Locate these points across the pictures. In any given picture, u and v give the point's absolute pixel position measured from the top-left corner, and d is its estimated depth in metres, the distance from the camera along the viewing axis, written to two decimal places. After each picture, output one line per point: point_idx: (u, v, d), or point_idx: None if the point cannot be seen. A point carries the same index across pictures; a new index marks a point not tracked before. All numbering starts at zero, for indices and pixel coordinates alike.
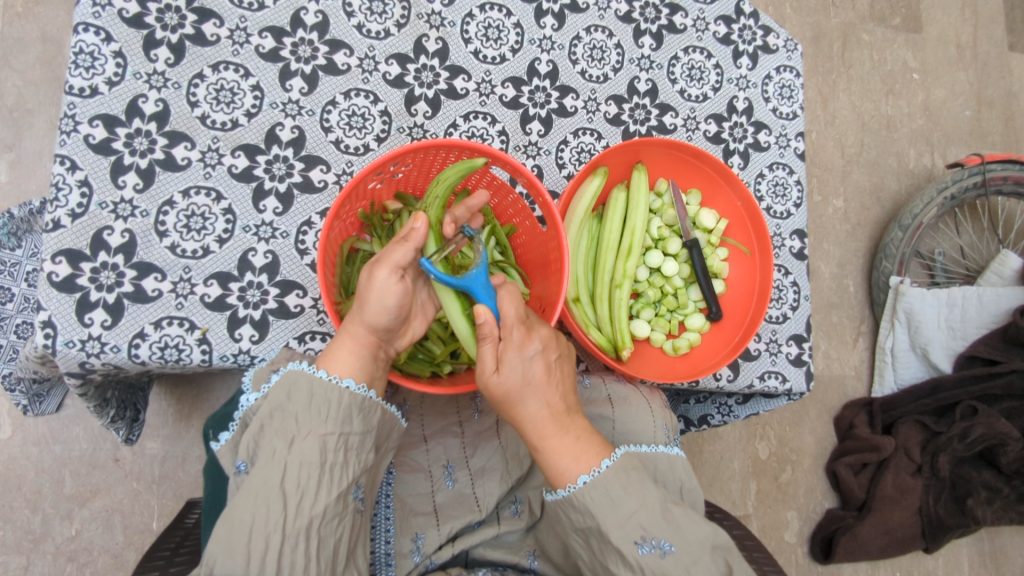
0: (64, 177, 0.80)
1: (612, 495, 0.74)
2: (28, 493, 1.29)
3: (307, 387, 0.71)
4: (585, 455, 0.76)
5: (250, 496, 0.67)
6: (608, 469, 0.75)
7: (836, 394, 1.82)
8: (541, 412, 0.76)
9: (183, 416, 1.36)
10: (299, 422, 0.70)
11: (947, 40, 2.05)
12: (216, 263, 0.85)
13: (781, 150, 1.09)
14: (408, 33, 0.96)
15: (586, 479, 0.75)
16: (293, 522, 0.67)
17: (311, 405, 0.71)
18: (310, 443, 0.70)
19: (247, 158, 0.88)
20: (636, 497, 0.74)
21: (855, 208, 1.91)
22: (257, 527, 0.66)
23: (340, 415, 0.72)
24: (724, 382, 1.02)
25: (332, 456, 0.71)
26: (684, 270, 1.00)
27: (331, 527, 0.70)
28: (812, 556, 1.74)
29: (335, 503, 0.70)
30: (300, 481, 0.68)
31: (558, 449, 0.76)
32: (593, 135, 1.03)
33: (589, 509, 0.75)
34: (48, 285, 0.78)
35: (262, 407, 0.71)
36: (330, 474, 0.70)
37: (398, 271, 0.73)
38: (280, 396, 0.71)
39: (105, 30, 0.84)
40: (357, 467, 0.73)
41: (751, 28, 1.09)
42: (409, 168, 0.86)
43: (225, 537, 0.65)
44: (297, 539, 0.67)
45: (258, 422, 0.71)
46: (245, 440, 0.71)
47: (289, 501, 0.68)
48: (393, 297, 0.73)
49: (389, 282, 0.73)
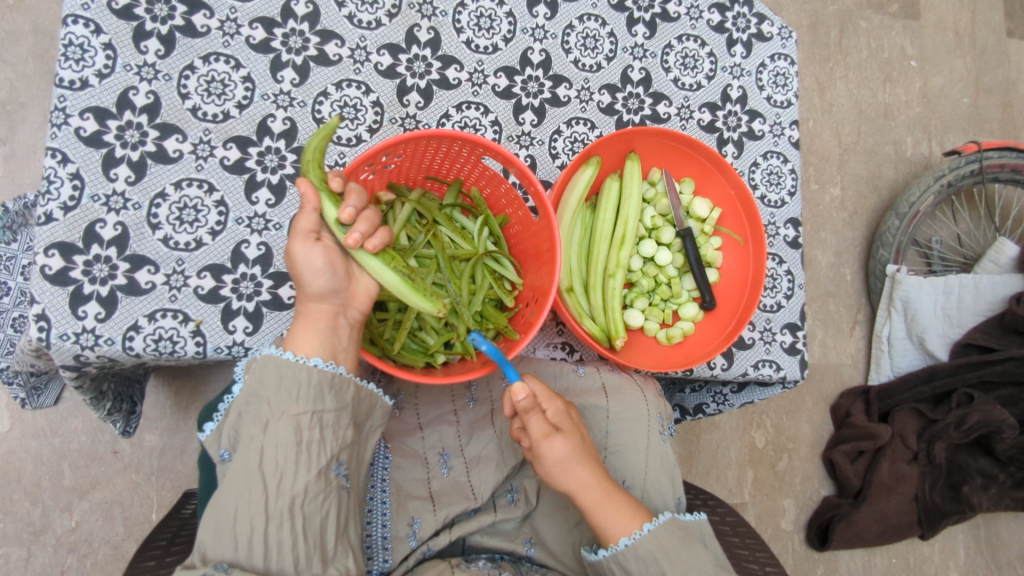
0: (56, 169, 0.80)
1: (667, 548, 0.80)
2: (29, 486, 1.30)
3: (275, 370, 0.72)
4: (635, 510, 0.82)
5: (232, 480, 0.68)
6: (664, 520, 0.82)
7: (832, 382, 1.83)
8: (591, 478, 0.81)
9: (180, 408, 1.36)
10: (272, 405, 0.71)
11: (945, 27, 2.04)
12: (209, 255, 0.85)
13: (775, 138, 1.08)
14: (399, 23, 0.96)
15: (649, 526, 0.81)
16: (275, 503, 0.68)
17: (280, 387, 0.72)
18: (284, 424, 0.70)
19: (239, 149, 0.88)
20: (687, 553, 0.80)
21: (852, 196, 1.90)
22: (241, 510, 0.67)
23: (311, 394, 0.72)
24: (718, 370, 1.02)
25: (306, 434, 0.71)
26: (678, 260, 1.01)
27: (316, 504, 0.71)
28: (808, 543, 1.75)
29: (316, 480, 0.71)
30: (278, 463, 0.69)
31: (617, 508, 0.81)
32: (586, 124, 1.03)
33: (648, 559, 0.79)
34: (42, 278, 0.78)
35: (238, 395, 0.72)
36: (308, 452, 0.71)
37: (310, 235, 0.74)
38: (253, 383, 0.72)
39: (94, 22, 0.83)
40: (335, 444, 0.73)
41: (745, 16, 1.08)
42: (401, 159, 0.86)
43: (225, 524, 0.66)
44: (281, 519, 0.68)
45: (236, 411, 0.72)
46: (226, 428, 0.72)
47: (269, 481, 0.69)
48: (317, 260, 0.73)
49: (306, 249, 0.73)
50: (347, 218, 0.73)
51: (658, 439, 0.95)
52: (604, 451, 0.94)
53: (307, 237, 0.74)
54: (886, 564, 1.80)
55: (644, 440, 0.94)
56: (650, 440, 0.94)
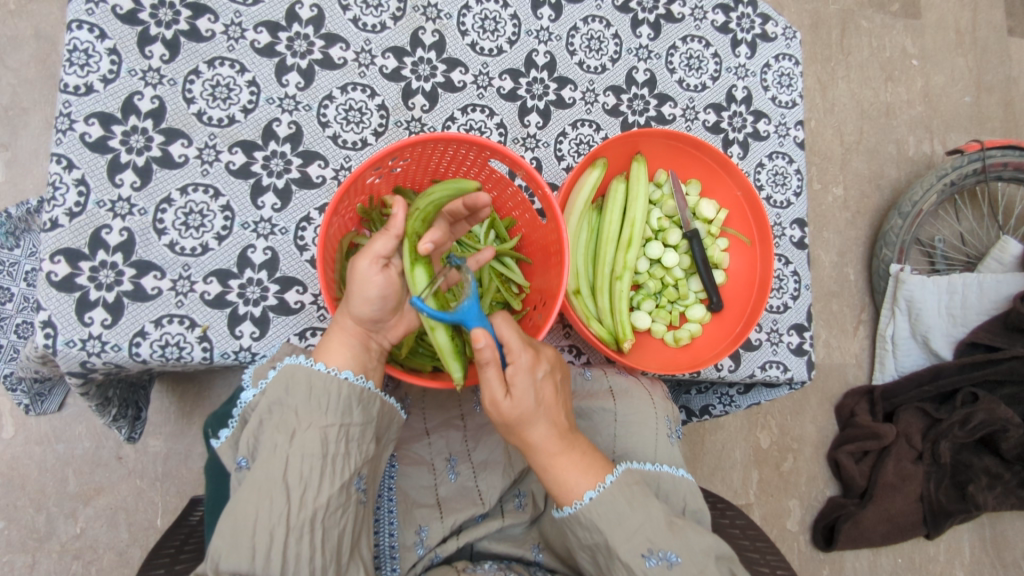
0: (61, 175, 0.80)
1: (619, 509, 0.76)
2: (33, 492, 1.30)
3: (305, 380, 0.72)
4: (587, 471, 0.78)
5: (254, 490, 0.67)
6: (613, 483, 0.77)
7: (837, 382, 1.82)
8: (544, 434, 0.76)
9: (185, 413, 1.36)
10: (299, 416, 0.71)
11: (946, 26, 2.03)
12: (216, 260, 0.85)
13: (780, 139, 1.08)
14: (404, 26, 0.95)
15: (592, 495, 0.76)
16: (297, 514, 0.68)
17: (311, 398, 0.72)
18: (312, 435, 0.70)
19: (244, 154, 0.88)
20: (641, 511, 0.76)
21: (854, 196, 1.90)
22: (261, 519, 0.66)
23: (340, 407, 0.73)
24: (725, 372, 1.02)
25: (334, 447, 0.71)
26: (684, 261, 1.00)
27: (335, 518, 0.70)
28: (814, 544, 1.75)
29: (339, 494, 0.70)
30: (303, 474, 0.69)
31: (566, 467, 0.77)
32: (591, 126, 1.02)
33: (597, 524, 0.76)
34: (48, 284, 0.77)
35: (261, 402, 0.72)
36: (333, 465, 0.70)
37: (378, 260, 0.74)
38: (277, 391, 0.72)
39: (99, 27, 0.83)
40: (359, 458, 0.73)
41: (750, 16, 1.08)
42: (408, 162, 0.86)
43: (235, 532, 0.66)
44: (302, 530, 0.68)
45: (258, 418, 0.71)
46: (246, 435, 0.71)
47: (292, 492, 0.68)
48: (375, 286, 0.74)
49: (369, 270, 0.74)
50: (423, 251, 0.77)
51: (667, 443, 0.95)
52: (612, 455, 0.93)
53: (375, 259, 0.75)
54: (892, 565, 1.79)
55: (652, 444, 0.93)
56: (658, 442, 0.94)
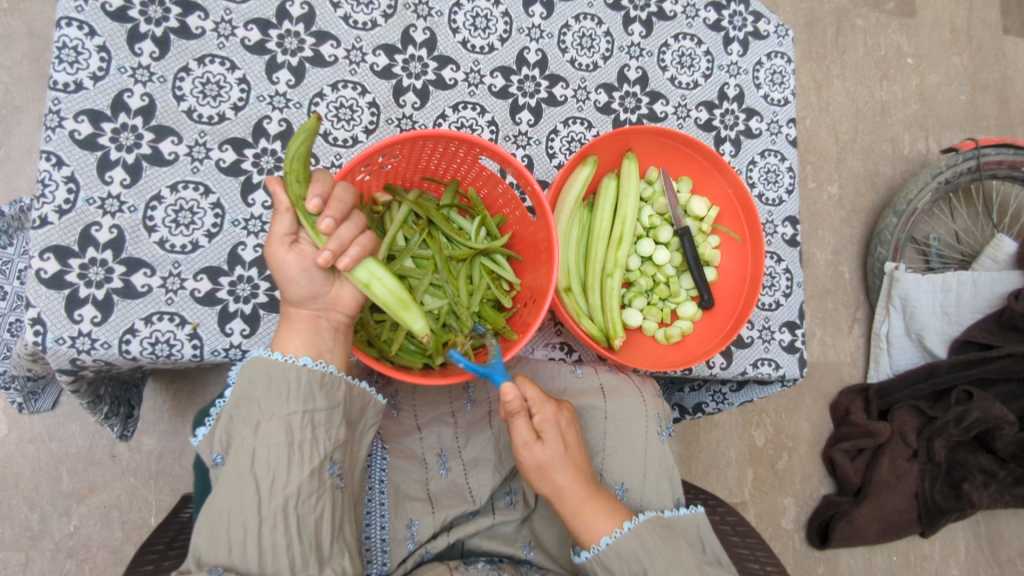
0: (50, 172, 0.80)
1: (647, 547, 0.79)
2: (26, 491, 1.30)
3: (264, 372, 0.71)
4: (615, 510, 0.81)
5: (226, 484, 0.68)
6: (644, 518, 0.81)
7: (831, 380, 1.83)
8: (570, 480, 0.80)
9: (179, 411, 1.36)
10: (262, 407, 0.70)
11: (941, 25, 2.04)
12: (206, 257, 0.85)
13: (772, 136, 1.08)
14: (395, 24, 0.95)
15: (630, 526, 0.80)
16: (268, 505, 0.68)
17: (272, 388, 0.71)
18: (275, 425, 0.70)
19: (234, 151, 0.88)
20: (672, 551, 0.79)
21: (849, 194, 1.90)
22: (235, 511, 0.67)
23: (302, 394, 0.72)
24: (717, 369, 1.02)
25: (299, 434, 0.71)
26: (676, 259, 1.00)
27: (309, 506, 0.70)
28: (808, 542, 1.75)
29: (310, 481, 0.70)
30: (270, 463, 0.69)
31: (597, 509, 0.80)
32: (583, 124, 1.02)
33: (627, 559, 0.78)
34: (37, 282, 0.77)
35: (227, 400, 0.71)
36: (299, 453, 0.70)
37: (285, 240, 0.73)
38: (242, 384, 0.71)
39: (88, 24, 0.83)
40: (328, 443, 0.73)
41: (742, 14, 1.08)
42: (397, 159, 0.86)
43: (214, 526, 0.66)
44: (275, 520, 0.68)
45: (225, 413, 0.71)
46: (216, 432, 0.70)
47: (261, 481, 0.68)
48: (291, 265, 0.73)
49: (281, 254, 0.73)
50: (326, 230, 0.71)
51: (656, 441, 0.95)
52: (602, 453, 0.93)
53: (282, 240, 0.74)
54: (887, 562, 1.80)
55: (641, 442, 0.94)
56: (650, 441, 0.94)
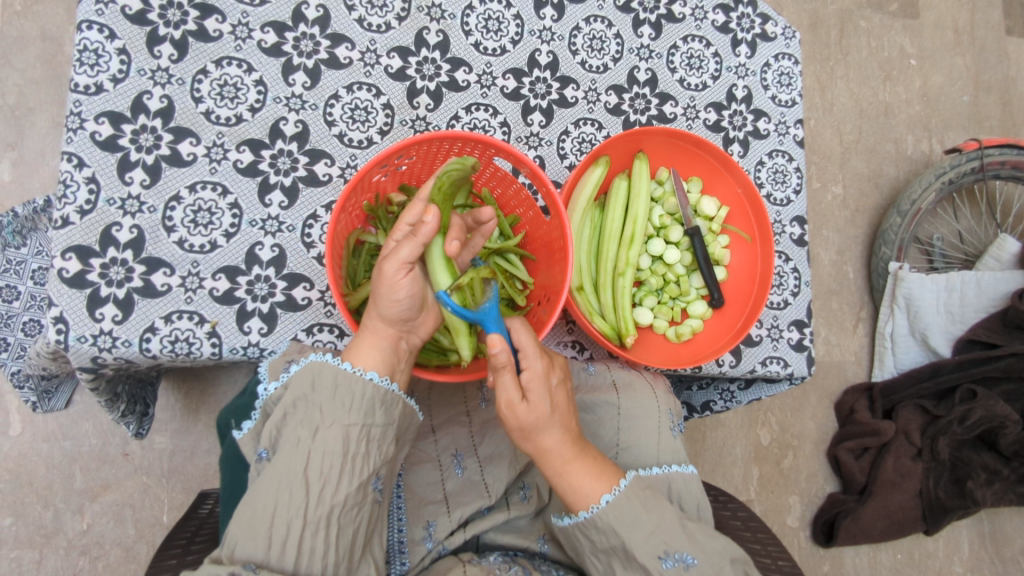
0: (72, 173, 0.81)
1: (634, 514, 0.78)
2: (40, 489, 1.31)
3: (331, 377, 0.73)
4: (600, 478, 0.80)
5: (272, 479, 0.68)
6: (626, 487, 0.79)
7: (836, 380, 1.84)
8: (557, 440, 0.78)
9: (190, 410, 1.37)
10: (323, 412, 0.72)
11: (944, 26, 2.05)
12: (224, 257, 0.86)
13: (780, 137, 1.10)
14: (409, 26, 0.97)
15: (609, 498, 0.78)
16: (314, 509, 0.69)
17: (335, 397, 0.73)
18: (334, 433, 0.71)
19: (251, 152, 0.89)
20: (655, 515, 0.78)
21: (853, 195, 1.92)
22: (279, 510, 0.68)
23: (364, 407, 0.73)
24: (726, 368, 1.03)
25: (355, 446, 0.72)
26: (686, 258, 1.01)
27: (350, 515, 0.71)
28: (814, 540, 1.76)
29: (356, 492, 0.72)
30: (324, 470, 0.70)
31: (579, 473, 0.79)
32: (594, 125, 1.03)
33: (612, 528, 0.78)
34: (59, 281, 0.79)
35: (285, 395, 0.73)
36: (353, 463, 0.72)
37: (405, 266, 0.73)
38: (303, 386, 0.73)
39: (108, 27, 0.84)
40: (378, 458, 0.74)
41: (749, 16, 1.09)
42: (413, 160, 0.87)
43: (251, 519, 0.67)
44: (317, 526, 0.69)
45: (282, 411, 0.72)
46: (268, 427, 0.72)
47: (311, 486, 0.69)
48: (403, 289, 0.74)
49: (398, 278, 0.73)
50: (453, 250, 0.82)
51: (669, 436, 0.96)
52: (615, 448, 0.95)
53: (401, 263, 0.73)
54: (892, 560, 1.81)
55: (654, 438, 0.95)
56: (662, 437, 0.95)
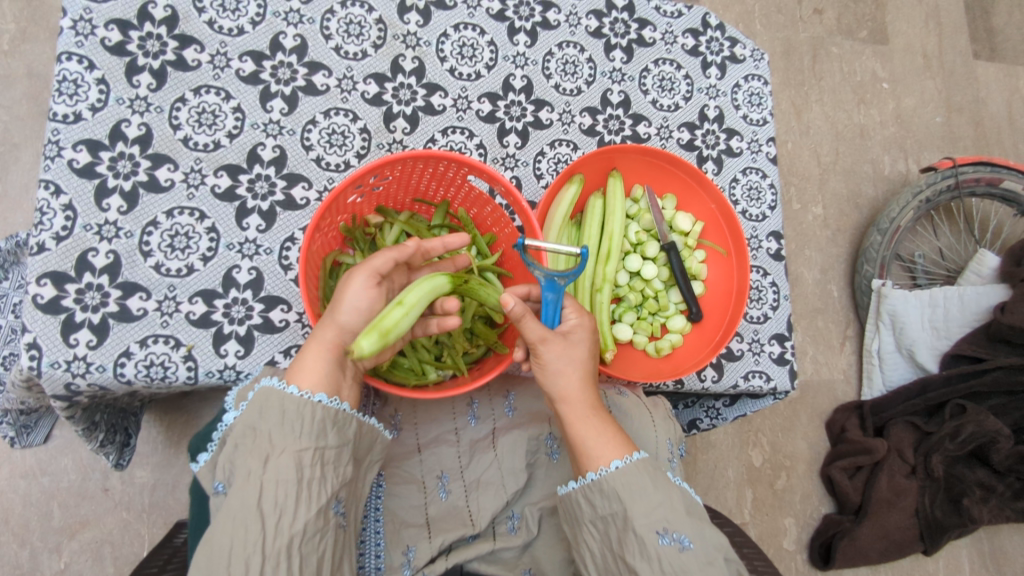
0: (48, 201, 0.82)
1: (642, 485, 0.76)
2: (16, 527, 1.28)
3: (277, 404, 0.72)
4: (611, 445, 0.79)
5: (227, 518, 0.66)
6: (638, 459, 0.78)
7: (826, 399, 1.84)
8: (580, 386, 0.80)
9: (173, 443, 1.35)
10: (272, 441, 0.70)
11: (914, 51, 2.11)
12: (201, 280, 0.86)
13: (753, 155, 1.12)
14: (385, 53, 0.99)
15: (620, 464, 0.77)
16: (272, 543, 0.66)
17: (283, 422, 0.71)
18: (285, 460, 0.69)
19: (229, 177, 0.90)
20: (664, 493, 0.76)
21: (834, 214, 1.94)
22: (236, 548, 0.65)
23: (314, 431, 0.72)
24: (709, 383, 1.03)
25: (308, 472, 0.70)
26: (663, 273, 1.03)
27: (313, 544, 0.69)
28: (811, 563, 1.73)
29: (316, 519, 0.69)
30: (278, 500, 0.68)
31: (592, 431, 0.80)
32: (569, 146, 1.06)
33: (618, 494, 0.76)
34: (33, 307, 0.78)
35: (234, 429, 0.71)
36: (308, 490, 0.69)
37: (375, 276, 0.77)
38: (252, 415, 0.72)
39: (88, 58, 0.86)
40: (335, 481, 0.73)
41: (718, 40, 1.12)
42: (389, 181, 0.89)
43: (208, 561, 0.64)
44: (278, 559, 0.66)
45: (232, 443, 0.71)
46: (221, 460, 0.70)
47: (267, 519, 0.67)
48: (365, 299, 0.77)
49: (363, 288, 0.77)
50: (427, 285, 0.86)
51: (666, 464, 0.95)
52: None
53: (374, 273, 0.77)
54: None
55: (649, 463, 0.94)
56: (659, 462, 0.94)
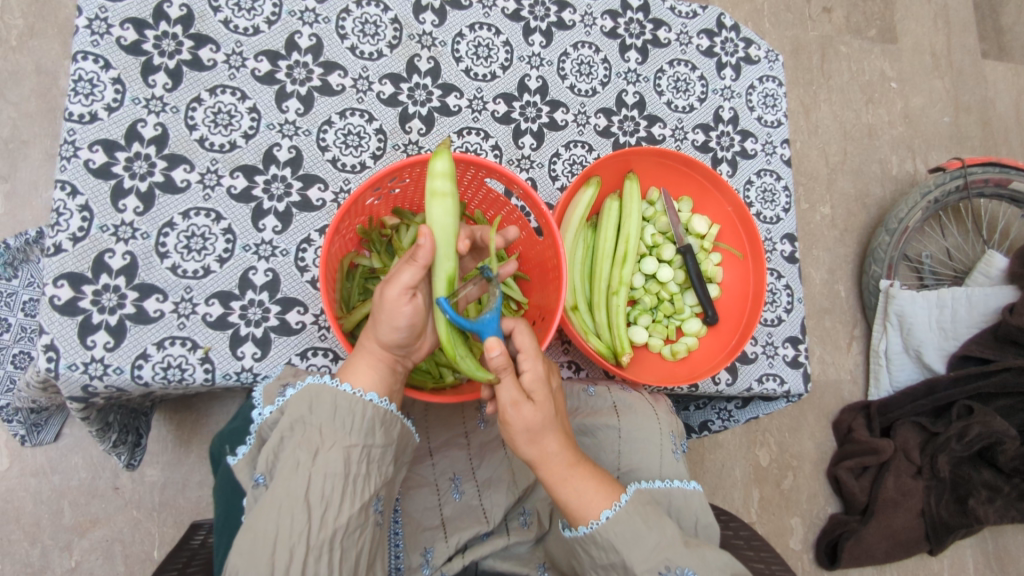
0: (65, 202, 0.81)
1: (635, 529, 0.76)
2: (26, 525, 1.27)
3: (330, 399, 0.72)
4: (599, 491, 0.78)
5: (273, 505, 0.66)
6: (627, 502, 0.77)
7: (833, 399, 1.84)
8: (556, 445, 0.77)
9: (182, 441, 1.35)
10: (322, 434, 0.70)
11: (922, 50, 2.10)
12: (217, 282, 0.86)
13: (767, 157, 1.11)
14: (401, 54, 0.98)
15: (609, 514, 0.76)
16: (317, 534, 0.67)
17: (335, 417, 0.71)
18: (335, 454, 0.70)
19: (245, 178, 0.90)
20: (658, 531, 0.76)
21: (842, 214, 1.94)
22: (282, 534, 0.66)
23: (364, 428, 0.73)
24: (723, 386, 1.03)
25: (356, 467, 0.71)
26: (679, 276, 1.03)
27: (354, 538, 0.70)
28: (818, 563, 1.73)
29: (358, 514, 0.70)
30: (325, 493, 0.68)
31: (579, 482, 0.78)
32: (584, 147, 1.05)
33: (614, 545, 0.76)
34: (51, 309, 0.78)
35: (282, 420, 0.71)
36: (354, 485, 0.70)
37: (407, 291, 0.72)
38: (300, 408, 0.71)
39: (103, 57, 0.85)
40: (379, 480, 0.73)
41: (733, 40, 1.12)
42: (406, 182, 0.88)
43: (252, 545, 0.65)
44: (321, 551, 0.67)
45: (278, 435, 0.70)
46: (265, 453, 0.70)
47: (313, 511, 0.67)
48: (404, 316, 0.73)
49: (399, 307, 0.72)
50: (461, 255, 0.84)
51: (671, 458, 0.94)
52: (616, 473, 0.92)
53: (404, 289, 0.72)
54: None
55: (657, 460, 0.93)
56: (663, 459, 0.93)
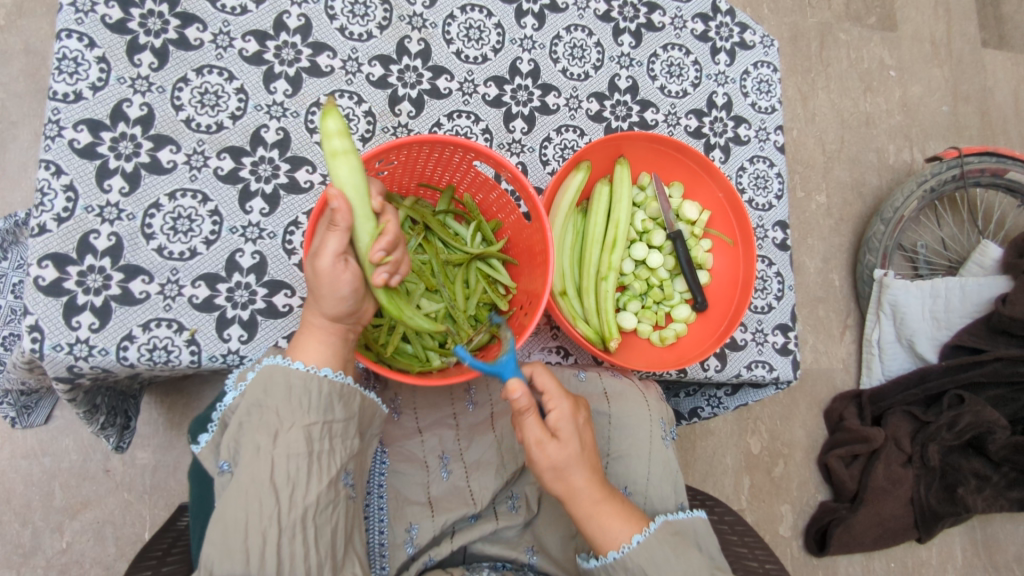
0: (49, 181, 0.80)
1: (664, 554, 0.79)
2: (18, 507, 1.28)
3: (283, 380, 0.71)
4: (629, 521, 0.80)
5: (240, 493, 0.67)
6: (657, 529, 0.80)
7: (825, 387, 1.84)
8: (586, 478, 0.79)
9: (173, 424, 1.35)
10: (280, 415, 0.70)
11: (922, 38, 2.09)
12: (204, 264, 0.86)
13: (760, 143, 1.11)
14: (390, 35, 0.97)
15: (641, 539, 0.78)
16: (288, 515, 0.68)
17: (291, 398, 0.71)
18: (295, 434, 0.70)
19: (232, 159, 0.89)
20: (683, 560, 0.79)
21: (837, 203, 1.93)
22: (252, 522, 0.66)
23: (321, 405, 0.73)
24: (712, 372, 1.03)
25: (318, 444, 0.71)
26: (669, 262, 1.03)
27: (326, 515, 0.71)
28: (806, 550, 1.75)
29: (327, 491, 0.71)
30: (291, 473, 0.69)
31: (609, 514, 0.79)
32: (575, 132, 1.04)
33: (643, 568, 0.78)
34: (35, 289, 0.78)
35: (240, 405, 0.71)
36: (319, 462, 0.71)
37: (340, 258, 0.72)
38: (257, 392, 0.71)
39: (88, 36, 0.84)
40: (344, 455, 0.74)
41: (728, 25, 1.10)
42: (394, 165, 0.87)
43: (224, 535, 0.65)
44: (294, 530, 0.68)
45: (237, 420, 0.70)
46: (226, 440, 0.70)
47: (280, 492, 0.68)
48: (345, 284, 0.73)
49: (336, 277, 0.72)
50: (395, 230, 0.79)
51: (660, 445, 0.95)
52: (607, 457, 0.94)
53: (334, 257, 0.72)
54: (885, 569, 1.80)
55: (645, 447, 0.94)
56: (652, 444, 0.95)
